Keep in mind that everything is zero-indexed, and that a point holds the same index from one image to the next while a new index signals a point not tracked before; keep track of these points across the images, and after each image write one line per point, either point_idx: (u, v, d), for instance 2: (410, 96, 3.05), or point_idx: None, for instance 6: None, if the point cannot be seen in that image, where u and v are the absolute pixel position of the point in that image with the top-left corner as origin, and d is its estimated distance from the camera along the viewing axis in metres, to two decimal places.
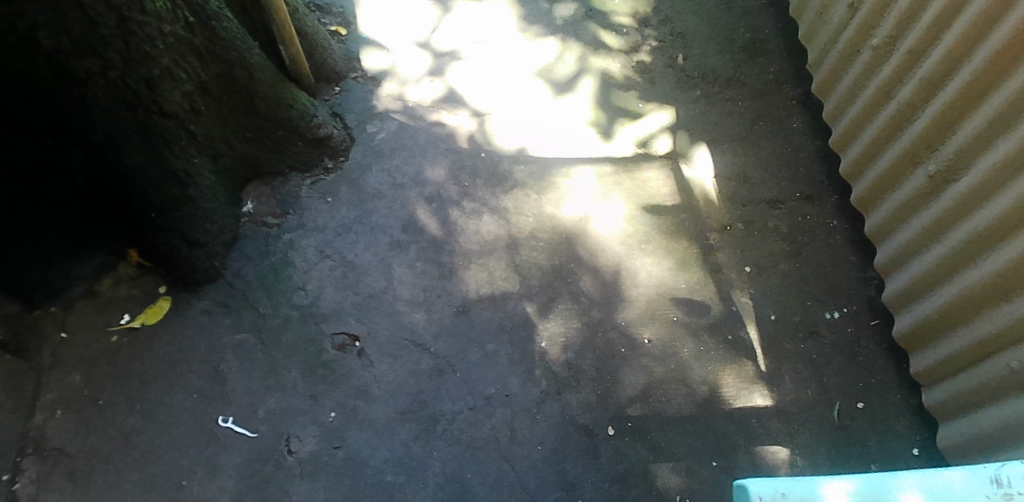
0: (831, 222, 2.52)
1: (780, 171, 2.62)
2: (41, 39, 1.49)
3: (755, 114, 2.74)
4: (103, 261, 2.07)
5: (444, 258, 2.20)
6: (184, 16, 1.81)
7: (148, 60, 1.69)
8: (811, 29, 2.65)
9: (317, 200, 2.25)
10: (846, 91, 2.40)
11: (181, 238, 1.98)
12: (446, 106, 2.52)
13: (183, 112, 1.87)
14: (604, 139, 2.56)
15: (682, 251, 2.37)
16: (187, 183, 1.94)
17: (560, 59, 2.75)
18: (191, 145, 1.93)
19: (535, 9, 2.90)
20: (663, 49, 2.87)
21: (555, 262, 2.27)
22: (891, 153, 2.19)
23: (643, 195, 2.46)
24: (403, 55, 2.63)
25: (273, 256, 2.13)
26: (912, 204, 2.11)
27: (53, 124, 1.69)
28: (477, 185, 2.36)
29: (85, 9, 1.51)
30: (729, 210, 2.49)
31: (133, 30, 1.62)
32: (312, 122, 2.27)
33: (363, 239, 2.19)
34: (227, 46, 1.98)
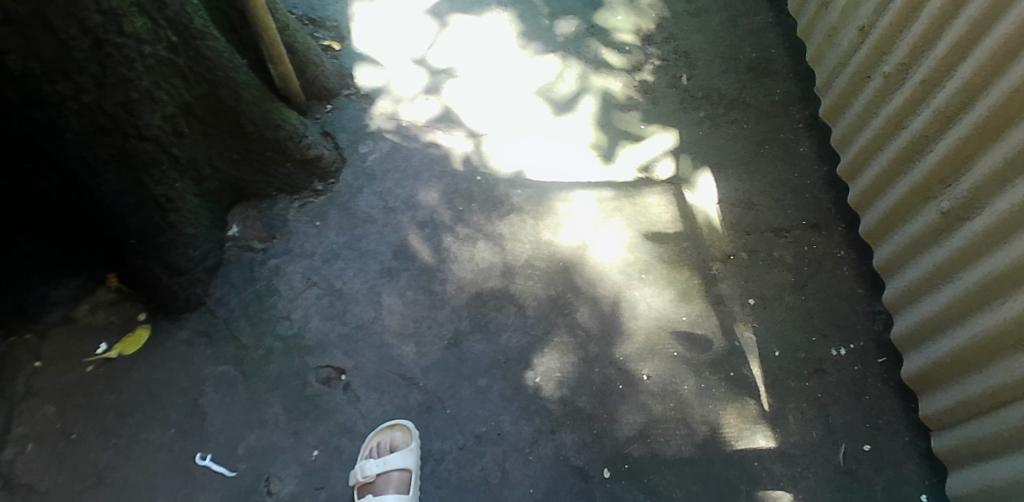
0: (837, 252, 2.45)
1: (786, 198, 2.54)
2: (10, 64, 1.42)
3: (760, 137, 2.66)
4: (81, 286, 2.00)
5: (436, 286, 2.12)
6: (167, 36, 1.73)
7: (126, 83, 1.62)
8: (819, 52, 2.56)
9: (304, 223, 2.16)
10: (856, 118, 2.32)
11: (162, 265, 1.90)
12: (441, 126, 2.44)
13: (165, 136, 1.79)
14: (605, 163, 2.47)
15: (684, 281, 2.29)
16: (168, 208, 1.85)
17: (560, 77, 2.66)
18: (173, 169, 1.85)
19: (535, 26, 2.80)
20: (666, 69, 2.78)
21: (552, 292, 2.19)
22: (902, 185, 2.10)
23: (644, 221, 2.38)
24: (398, 72, 2.55)
25: (258, 283, 2.04)
26: (924, 240, 2.04)
27: (25, 149, 1.62)
28: (472, 209, 2.28)
29: (57, 32, 1.43)
30: (733, 239, 2.41)
31: (110, 53, 1.54)
32: (301, 142, 2.18)
33: (352, 265, 2.11)
34: (212, 65, 1.90)
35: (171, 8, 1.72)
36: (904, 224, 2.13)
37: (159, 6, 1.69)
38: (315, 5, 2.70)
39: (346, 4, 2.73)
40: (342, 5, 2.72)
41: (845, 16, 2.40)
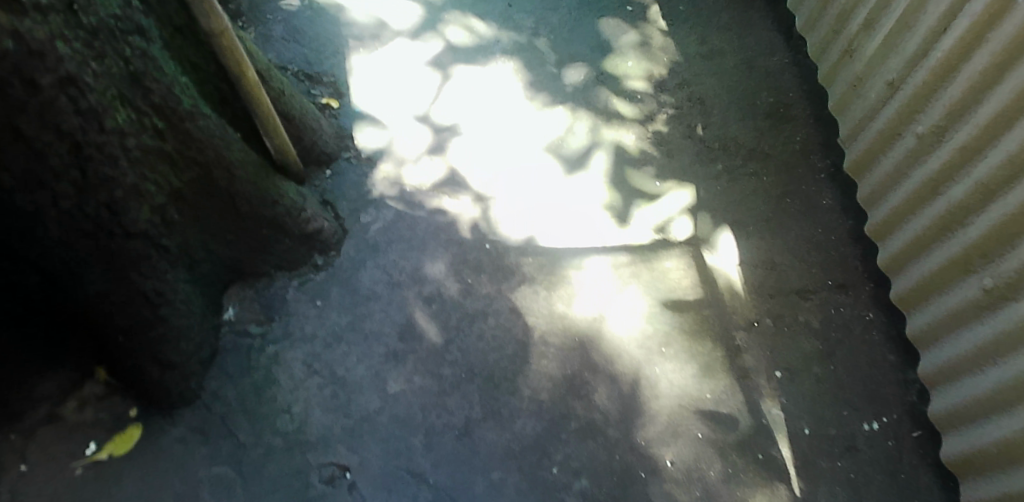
0: (866, 315, 2.28)
1: (810, 255, 2.39)
2: None
3: (779, 189, 2.53)
4: (66, 380, 1.84)
5: (444, 370, 2.00)
6: (153, 122, 1.61)
7: (109, 182, 1.50)
8: (842, 101, 2.43)
9: (305, 304, 2.06)
10: (884, 177, 2.19)
11: (153, 362, 1.77)
12: (447, 190, 2.34)
13: (153, 228, 1.67)
14: (620, 224, 2.35)
15: (706, 354, 2.15)
16: (159, 303, 1.73)
17: (570, 130, 2.55)
18: (163, 260, 1.73)
19: (543, 74, 2.69)
20: (680, 117, 2.68)
21: (568, 371, 2.05)
22: (939, 255, 1.97)
23: (663, 287, 2.25)
24: (399, 131, 2.45)
25: (256, 373, 1.93)
26: (965, 315, 1.89)
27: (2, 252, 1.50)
28: (481, 281, 2.17)
29: (29, 142, 1.33)
30: (756, 303, 2.27)
31: (90, 154, 1.43)
32: (299, 216, 2.07)
33: (356, 350, 1.99)
34: (203, 146, 1.78)
35: (157, 93, 1.60)
36: (941, 295, 1.99)
37: (143, 94, 1.57)
38: (312, 59, 2.58)
39: (343, 56, 2.62)
40: (340, 58, 2.61)
41: (871, 67, 2.26)
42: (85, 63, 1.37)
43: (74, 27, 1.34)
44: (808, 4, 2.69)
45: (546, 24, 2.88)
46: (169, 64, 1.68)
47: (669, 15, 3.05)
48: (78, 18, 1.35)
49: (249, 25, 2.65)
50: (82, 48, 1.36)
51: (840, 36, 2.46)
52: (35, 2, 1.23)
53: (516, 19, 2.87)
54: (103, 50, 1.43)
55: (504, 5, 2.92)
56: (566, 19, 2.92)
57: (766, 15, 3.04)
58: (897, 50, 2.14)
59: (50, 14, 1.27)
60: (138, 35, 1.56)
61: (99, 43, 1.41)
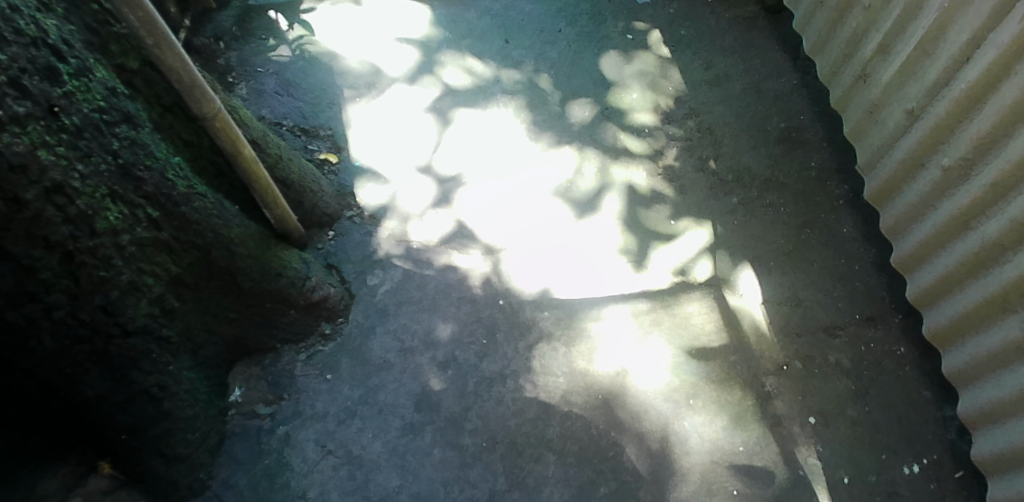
0: (898, 349, 2.17)
1: (835, 288, 2.29)
2: None
3: (800, 221, 2.43)
4: (70, 472, 1.68)
5: (465, 439, 1.90)
6: (147, 213, 1.54)
7: (104, 283, 1.43)
8: (858, 127, 2.35)
9: (314, 378, 1.97)
10: (910, 207, 2.10)
11: (159, 457, 1.69)
12: (456, 244, 2.28)
13: (153, 321, 1.60)
14: (637, 269, 2.29)
15: (736, 404, 2.04)
16: (162, 397, 1.65)
17: (579, 172, 2.51)
18: (165, 352, 1.65)
19: (547, 113, 2.67)
20: (691, 149, 2.62)
21: (593, 431, 1.95)
22: (974, 292, 1.89)
23: (686, 335, 2.16)
24: (403, 184, 2.39)
25: (267, 458, 1.84)
26: (1005, 355, 1.80)
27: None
28: (498, 341, 2.09)
29: (19, 259, 1.26)
30: (785, 345, 2.16)
31: (82, 261, 1.36)
32: (304, 286, 1.98)
33: (371, 425, 1.90)
34: (201, 228, 1.70)
35: (150, 182, 1.53)
36: (977, 333, 1.90)
37: (135, 185, 1.50)
38: (308, 112, 2.51)
39: (339, 107, 2.55)
40: (335, 110, 2.54)
41: (888, 93, 2.18)
42: (71, 166, 1.31)
43: (56, 131, 1.28)
44: (816, 24, 2.60)
45: (546, 59, 2.87)
46: (161, 147, 1.61)
47: (671, 41, 2.99)
48: (60, 120, 1.29)
49: (240, 80, 2.58)
50: (68, 150, 1.31)
51: (854, 60, 2.38)
52: (13, 115, 1.18)
53: (515, 56, 2.85)
54: (88, 149, 1.36)
55: (501, 43, 2.89)
56: (565, 52, 2.91)
57: (769, 35, 2.98)
58: (915, 77, 2.06)
59: (29, 124, 1.21)
60: (125, 123, 1.49)
61: (85, 141, 1.35)
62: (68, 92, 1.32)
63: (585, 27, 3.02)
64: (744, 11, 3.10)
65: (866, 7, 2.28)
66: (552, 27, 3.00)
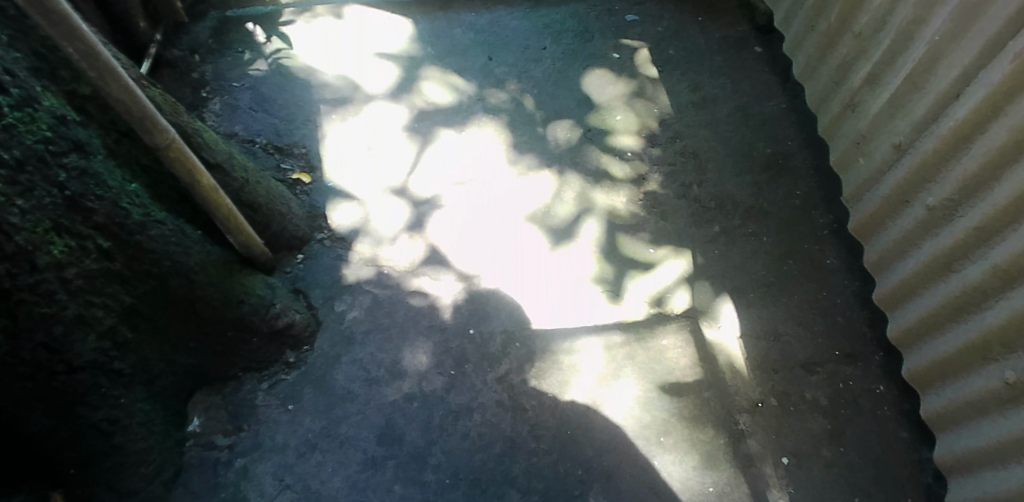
0: (877, 388, 2.09)
1: (815, 322, 2.22)
2: None
3: (782, 252, 2.37)
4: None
5: (427, 475, 1.86)
6: (98, 244, 1.50)
7: (47, 319, 1.39)
8: (844, 157, 2.29)
9: (275, 409, 1.94)
10: (894, 244, 2.05)
11: (109, 490, 1.66)
12: (427, 269, 2.26)
13: (103, 355, 1.55)
14: (612, 300, 2.25)
15: (708, 443, 1.98)
16: (113, 430, 1.61)
17: (557, 198, 2.48)
18: (116, 385, 1.61)
19: (528, 134, 2.64)
20: (674, 174, 2.57)
21: (560, 469, 1.90)
22: (956, 336, 1.83)
23: (659, 370, 2.11)
24: (376, 206, 2.38)
25: (223, 492, 1.80)
26: (985, 403, 1.73)
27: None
28: (467, 372, 2.05)
29: None
30: (760, 381, 2.10)
31: (21, 298, 1.32)
32: (268, 313, 1.94)
33: (331, 459, 1.87)
34: (158, 256, 1.66)
35: (100, 212, 1.50)
36: (959, 378, 1.84)
37: (83, 216, 1.46)
38: (283, 130, 2.51)
39: (315, 124, 2.55)
40: (310, 127, 2.54)
41: (876, 124, 2.13)
42: (10, 202, 1.28)
43: None
44: (806, 48, 2.55)
45: (529, 78, 2.84)
46: (115, 175, 1.58)
47: (659, 60, 2.94)
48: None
49: (214, 94, 2.59)
50: (5, 186, 1.27)
51: (842, 89, 2.32)
52: None
53: (498, 74, 2.83)
54: (30, 183, 1.33)
55: (484, 60, 2.87)
56: (549, 71, 2.88)
57: (758, 56, 2.93)
58: (904, 110, 2.00)
59: None
60: (74, 153, 1.46)
61: (27, 174, 1.33)
62: (9, 125, 1.29)
63: (571, 45, 2.98)
64: (735, 31, 3.04)
65: (857, 34, 2.23)
66: (537, 44, 2.97)
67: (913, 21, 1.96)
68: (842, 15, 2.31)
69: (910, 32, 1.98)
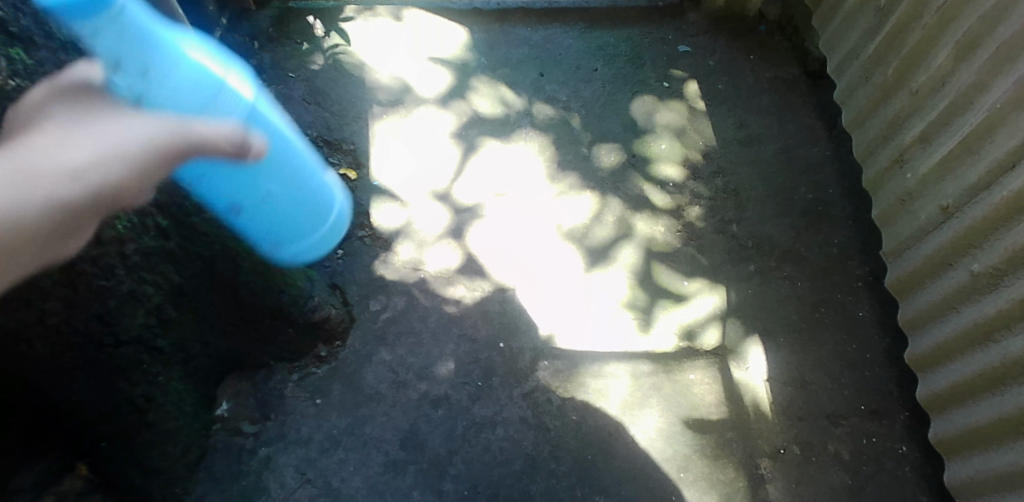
0: (899, 447, 2.05)
1: (843, 374, 2.19)
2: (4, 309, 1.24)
3: (815, 298, 2.35)
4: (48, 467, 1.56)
5: (446, 485, 1.86)
6: (157, 222, 1.49)
7: (103, 292, 1.41)
8: (888, 213, 2.21)
9: (303, 402, 1.96)
10: (932, 305, 2.00)
11: (136, 467, 1.67)
12: (463, 278, 2.27)
13: (148, 331, 1.58)
14: (643, 330, 2.24)
15: (727, 484, 1.96)
16: (147, 408, 1.62)
17: (596, 221, 2.50)
18: (156, 362, 1.63)
19: (573, 153, 2.68)
20: (714, 209, 2.57)
21: (577, 493, 1.88)
22: (989, 407, 1.78)
23: (685, 404, 2.10)
24: (418, 210, 2.43)
25: (245, 480, 1.83)
26: (1013, 479, 1.70)
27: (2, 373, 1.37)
28: (493, 385, 2.05)
29: None
30: (783, 427, 2.07)
31: (82, 270, 1.34)
32: (306, 305, 1.95)
33: (353, 458, 1.88)
34: (210, 240, 1.64)
35: (163, 191, 1.46)
36: (987, 449, 1.80)
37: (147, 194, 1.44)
38: (334, 124, 2.59)
39: (365, 121, 2.63)
40: (360, 124, 2.61)
41: (924, 185, 2.04)
42: None
43: None
44: (858, 99, 2.40)
45: (579, 97, 2.88)
46: None
47: (707, 94, 2.97)
48: None
49: (269, 83, 2.69)
50: None
51: (892, 143, 2.22)
52: None
53: (548, 91, 2.88)
54: None
55: (536, 75, 2.93)
56: (598, 93, 2.91)
57: (807, 100, 2.93)
58: (955, 174, 1.92)
59: None
60: None
61: None
62: None
63: (622, 69, 3.03)
64: (785, 72, 3.05)
65: (912, 92, 2.11)
66: (588, 65, 3.02)
67: (973, 87, 1.85)
68: (899, 69, 2.18)
69: (968, 97, 1.87)
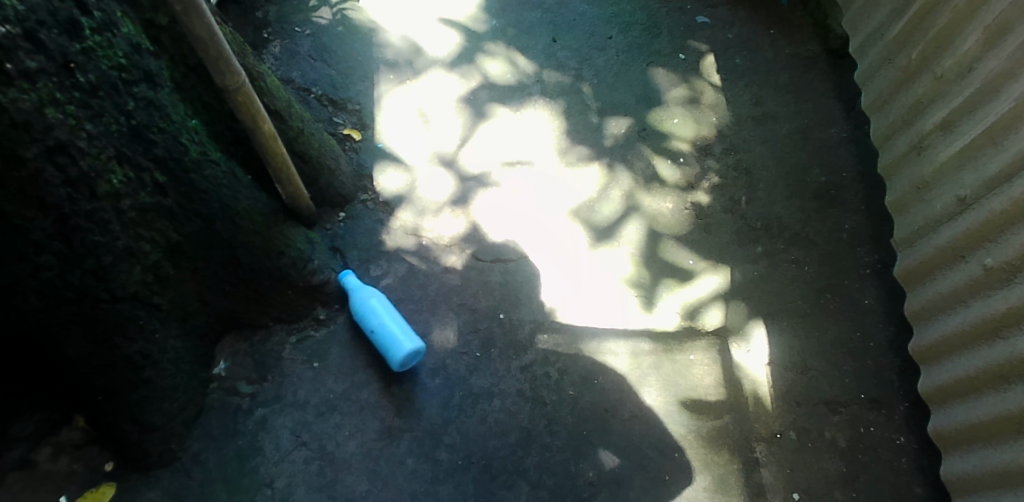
0: (897, 438, 2.01)
1: (845, 361, 2.14)
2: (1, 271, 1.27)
3: (821, 284, 2.30)
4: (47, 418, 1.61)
5: (440, 454, 1.85)
6: (154, 177, 1.49)
7: (98, 248, 1.39)
8: (902, 200, 2.15)
9: (301, 365, 1.95)
10: (940, 298, 1.95)
11: (132, 423, 1.64)
12: (466, 247, 2.26)
13: (145, 288, 1.55)
14: (645, 308, 2.21)
15: (722, 466, 1.93)
16: (143, 365, 1.60)
17: (602, 195, 2.46)
18: (153, 319, 1.60)
19: (582, 123, 2.65)
20: (723, 188, 2.52)
21: (572, 468, 1.86)
22: (992, 403, 1.74)
23: (683, 384, 2.07)
24: (423, 176, 2.41)
25: (240, 439, 1.81)
26: (1011, 478, 1.65)
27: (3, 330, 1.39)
28: (491, 356, 2.04)
29: (10, 218, 1.22)
30: (781, 412, 2.04)
31: (78, 224, 1.32)
32: (306, 268, 1.97)
33: (349, 423, 1.87)
34: (208, 197, 1.65)
35: (160, 146, 1.48)
36: (987, 446, 1.75)
37: (145, 148, 1.45)
38: (339, 83, 2.59)
39: (372, 81, 2.63)
40: (367, 84, 2.62)
41: (941, 173, 1.98)
42: (79, 126, 1.27)
43: (68, 88, 1.24)
44: (879, 81, 2.32)
45: (591, 66, 2.86)
46: (179, 109, 1.56)
47: (724, 68, 2.90)
48: (74, 77, 1.25)
49: (275, 37, 2.69)
50: (78, 109, 1.27)
51: (910, 128, 2.15)
52: (23, 69, 1.14)
53: (560, 58, 2.87)
54: (100, 108, 1.32)
55: (548, 40, 2.92)
56: (612, 62, 2.89)
57: (826, 79, 2.84)
58: (973, 164, 1.86)
59: (40, 80, 1.18)
60: (144, 83, 1.44)
61: (99, 99, 1.31)
62: (88, 48, 1.28)
63: (637, 38, 2.99)
64: (805, 50, 2.95)
65: (936, 76, 2.03)
66: (603, 33, 2.99)
67: (1001, 74, 1.77)
68: (925, 52, 2.10)
69: (995, 85, 1.80)
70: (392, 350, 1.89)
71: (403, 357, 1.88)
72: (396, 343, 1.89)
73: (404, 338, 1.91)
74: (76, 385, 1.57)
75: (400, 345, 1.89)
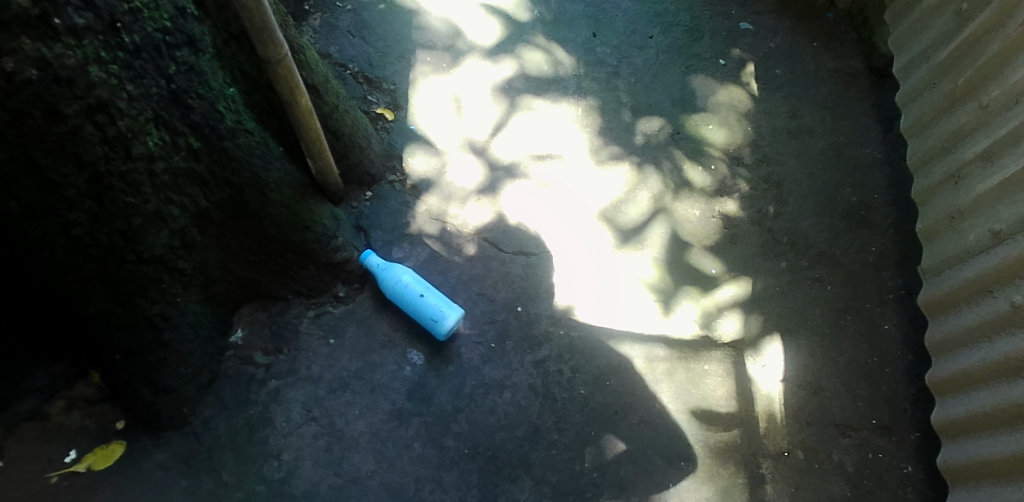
0: (905, 467, 1.98)
1: (859, 385, 2.11)
2: (27, 228, 1.29)
3: (843, 305, 2.26)
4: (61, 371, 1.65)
5: (448, 441, 1.85)
6: (188, 142, 1.49)
7: (129, 209, 1.39)
8: (933, 227, 2.11)
9: (317, 340, 1.96)
10: (963, 330, 1.92)
11: (147, 384, 1.66)
12: (489, 237, 2.25)
13: (171, 251, 1.55)
14: (663, 313, 2.20)
15: (726, 479, 1.91)
16: (163, 327, 1.62)
17: (630, 196, 2.44)
18: (176, 283, 1.61)
19: (616, 122, 2.62)
20: (753, 199, 2.49)
21: (576, 467, 1.86)
22: (1006, 442, 1.70)
23: (695, 394, 2.06)
24: (453, 161, 2.40)
25: (251, 409, 1.82)
26: None
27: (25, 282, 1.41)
28: (506, 348, 2.03)
29: (46, 173, 1.22)
30: (791, 431, 2.02)
31: (110, 184, 1.33)
32: (329, 244, 1.97)
33: (360, 402, 1.88)
34: (240, 166, 1.65)
35: (198, 111, 1.48)
36: (996, 484, 1.72)
37: (182, 113, 1.45)
38: (375, 62, 2.58)
39: (408, 62, 2.62)
40: (403, 65, 2.61)
41: (976, 204, 1.94)
42: (120, 86, 1.27)
43: (113, 48, 1.24)
44: (921, 104, 2.27)
45: (630, 64, 2.82)
46: (218, 76, 1.56)
47: (763, 78, 2.85)
48: (120, 37, 1.25)
49: (316, 10, 2.67)
50: (120, 70, 1.26)
51: (949, 156, 2.10)
52: (71, 26, 1.14)
53: (599, 53, 2.84)
54: (142, 70, 1.32)
55: (588, 35, 2.89)
56: (651, 62, 2.85)
57: (867, 97, 2.77)
58: (1012, 198, 1.82)
59: (86, 37, 1.17)
60: (186, 47, 1.44)
61: (142, 61, 1.31)
62: (135, 8, 1.28)
63: (678, 40, 2.95)
64: (848, 66, 2.89)
65: (982, 105, 1.98)
66: (644, 32, 2.96)
67: None
68: (972, 79, 2.05)
69: None
70: (438, 323, 1.93)
71: (451, 325, 1.93)
72: (442, 314, 1.93)
73: (446, 307, 1.95)
74: (92, 341, 1.58)
75: (445, 316, 1.93)
